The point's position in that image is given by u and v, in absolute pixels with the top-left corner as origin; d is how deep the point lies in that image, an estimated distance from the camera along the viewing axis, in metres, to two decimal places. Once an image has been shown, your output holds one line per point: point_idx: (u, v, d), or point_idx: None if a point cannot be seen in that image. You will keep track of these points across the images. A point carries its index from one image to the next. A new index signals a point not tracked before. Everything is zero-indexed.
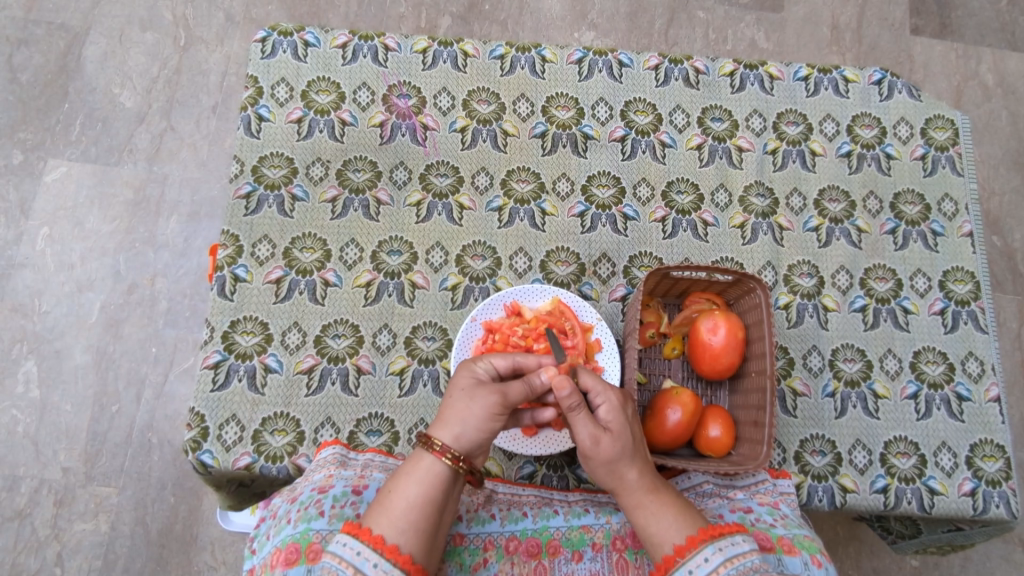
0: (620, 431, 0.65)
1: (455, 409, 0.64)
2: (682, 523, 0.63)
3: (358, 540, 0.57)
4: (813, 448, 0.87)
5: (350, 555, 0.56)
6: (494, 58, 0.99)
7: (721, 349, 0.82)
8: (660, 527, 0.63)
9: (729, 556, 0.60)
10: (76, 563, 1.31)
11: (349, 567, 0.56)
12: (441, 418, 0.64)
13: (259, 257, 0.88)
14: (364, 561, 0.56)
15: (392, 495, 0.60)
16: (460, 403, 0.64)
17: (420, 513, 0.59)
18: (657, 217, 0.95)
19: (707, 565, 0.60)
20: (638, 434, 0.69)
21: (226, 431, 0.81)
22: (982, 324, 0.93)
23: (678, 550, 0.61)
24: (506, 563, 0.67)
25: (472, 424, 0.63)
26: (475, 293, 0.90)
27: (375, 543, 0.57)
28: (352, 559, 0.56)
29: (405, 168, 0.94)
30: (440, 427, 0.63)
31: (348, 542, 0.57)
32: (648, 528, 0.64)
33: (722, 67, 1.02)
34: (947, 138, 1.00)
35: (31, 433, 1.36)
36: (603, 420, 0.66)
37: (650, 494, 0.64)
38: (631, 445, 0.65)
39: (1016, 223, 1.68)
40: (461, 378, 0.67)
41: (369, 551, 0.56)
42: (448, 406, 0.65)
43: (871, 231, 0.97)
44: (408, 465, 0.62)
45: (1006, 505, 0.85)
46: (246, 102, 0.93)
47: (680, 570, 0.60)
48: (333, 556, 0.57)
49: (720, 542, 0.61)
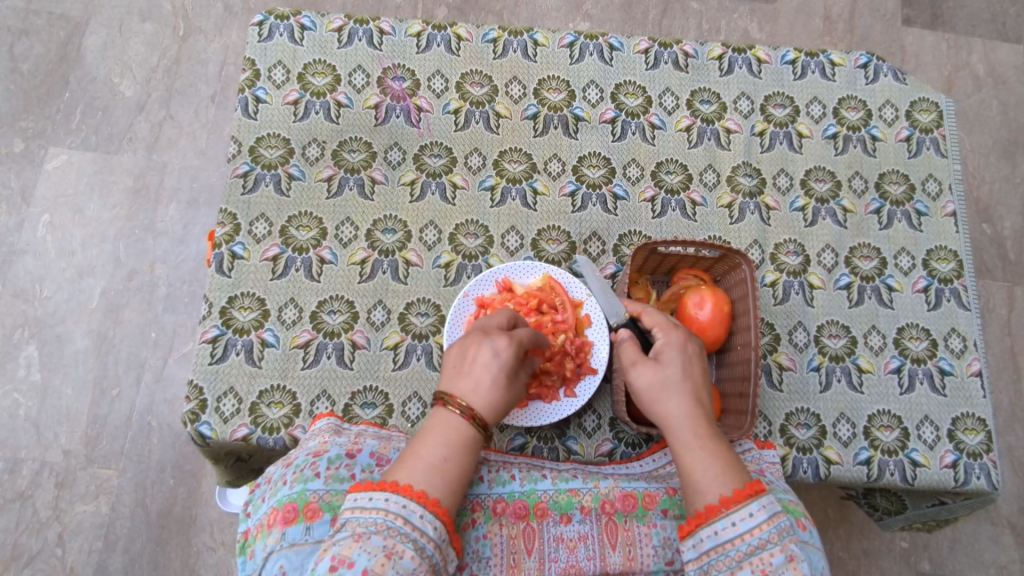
0: (667, 364, 0.73)
1: (491, 380, 0.67)
2: (728, 476, 0.64)
3: (401, 495, 0.59)
4: (798, 421, 0.89)
5: (396, 508, 0.58)
6: (487, 41, 1.01)
7: (708, 323, 0.84)
8: (705, 473, 0.65)
9: (771, 514, 0.62)
10: (78, 544, 1.33)
11: (397, 518, 0.57)
12: (475, 387, 0.66)
13: (257, 235, 0.90)
14: (411, 512, 0.58)
15: (425, 458, 0.62)
16: (491, 377, 0.67)
17: (449, 475, 0.62)
18: (646, 196, 0.97)
19: (751, 520, 0.62)
20: (699, 378, 0.73)
21: (224, 404, 0.83)
22: (964, 301, 0.95)
23: (723, 501, 0.63)
24: (494, 523, 0.69)
25: (502, 400, 0.67)
26: (468, 271, 0.93)
27: (420, 497, 0.59)
28: (398, 511, 0.58)
29: (400, 149, 0.96)
30: (473, 396, 0.66)
31: (391, 498, 0.58)
32: (692, 474, 0.65)
33: (711, 51, 1.03)
34: (931, 120, 1.02)
35: (33, 417, 1.38)
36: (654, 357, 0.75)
37: (699, 437, 0.67)
38: (679, 379, 0.72)
39: (1006, 211, 1.69)
40: (504, 355, 0.68)
41: (415, 504, 0.58)
42: (478, 374, 0.67)
43: (857, 211, 0.99)
44: (438, 428, 0.64)
45: (987, 476, 0.87)
46: (243, 84, 0.95)
47: (723, 521, 0.62)
48: (376, 510, 0.58)
49: (762, 500, 0.63)
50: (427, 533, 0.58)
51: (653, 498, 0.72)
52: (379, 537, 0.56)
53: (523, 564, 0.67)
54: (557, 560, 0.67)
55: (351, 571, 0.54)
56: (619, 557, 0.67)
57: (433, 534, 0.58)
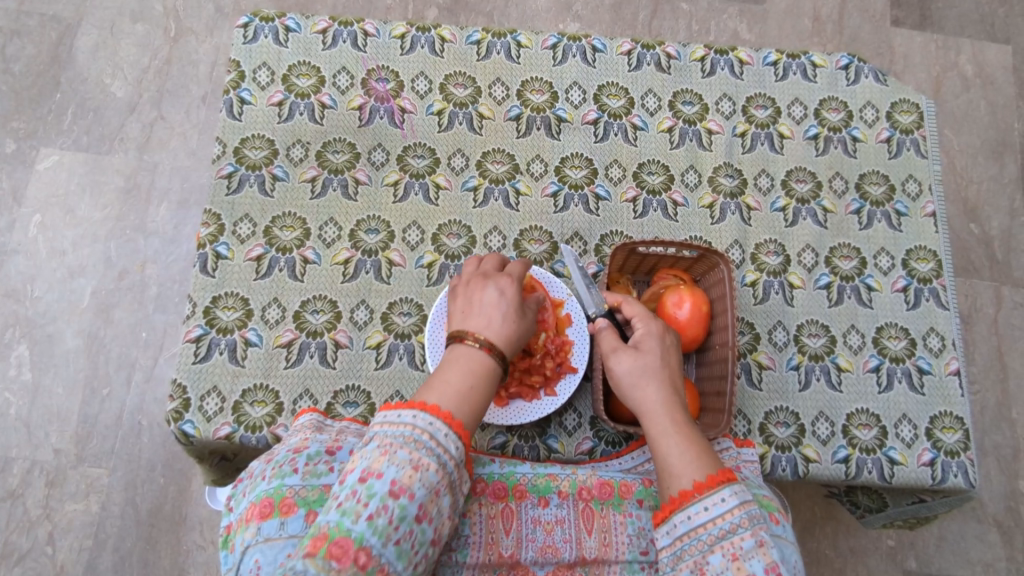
0: (647, 353, 0.75)
1: (500, 313, 0.71)
2: (703, 463, 0.66)
3: (428, 413, 0.60)
4: (777, 420, 0.89)
5: (422, 426, 0.59)
6: (471, 43, 1.02)
7: (686, 323, 0.84)
8: (682, 457, 0.66)
9: (743, 500, 0.62)
10: (68, 543, 1.33)
11: (424, 433, 0.59)
12: (489, 321, 0.70)
13: (241, 236, 0.91)
14: (437, 430, 0.60)
15: (448, 385, 0.64)
16: (506, 309, 0.72)
17: (471, 401, 0.64)
18: (628, 197, 0.97)
19: (722, 505, 0.62)
20: (674, 368, 0.76)
21: (207, 403, 0.83)
22: (943, 301, 0.96)
23: (696, 486, 0.64)
24: (473, 503, 0.70)
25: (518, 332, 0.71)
26: (450, 271, 0.93)
27: (445, 417, 0.61)
28: (425, 428, 0.59)
29: (383, 150, 0.97)
30: (490, 328, 0.70)
31: (418, 415, 0.60)
32: (668, 458, 0.67)
33: (693, 53, 1.04)
34: (912, 121, 1.03)
35: (24, 416, 1.39)
36: (634, 344, 0.77)
37: (676, 423, 0.69)
38: (658, 367, 0.74)
39: (994, 211, 1.70)
40: (510, 294, 0.74)
41: (440, 423, 0.60)
42: (486, 309, 0.71)
43: (837, 211, 1.00)
44: (457, 359, 0.67)
45: (964, 474, 0.88)
46: (228, 86, 0.96)
47: (695, 506, 0.63)
48: (404, 425, 0.59)
49: (734, 487, 0.63)
50: (450, 451, 0.60)
51: (629, 487, 0.73)
52: (406, 450, 0.58)
53: (501, 543, 0.67)
54: (534, 540, 0.68)
55: (380, 483, 0.56)
56: (594, 542, 0.68)
57: (455, 453, 0.60)
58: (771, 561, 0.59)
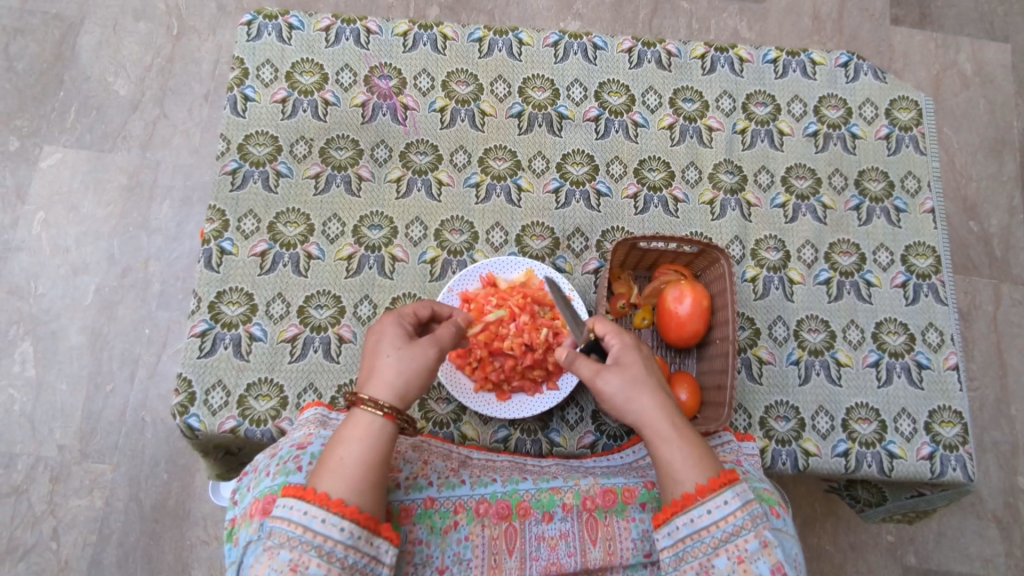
0: (632, 365, 0.72)
1: (381, 363, 0.69)
2: (705, 465, 0.66)
3: (303, 501, 0.60)
4: (777, 414, 0.90)
5: (298, 516, 0.59)
6: (473, 40, 1.02)
7: (687, 317, 0.85)
8: (685, 462, 0.66)
9: (745, 501, 0.64)
10: (72, 538, 1.34)
11: (297, 527, 0.59)
12: (376, 376, 0.68)
13: (245, 231, 0.91)
14: (312, 519, 0.59)
15: (334, 461, 0.63)
16: (396, 360, 0.69)
17: (364, 471, 0.63)
18: (629, 193, 0.98)
19: (725, 507, 0.64)
20: (658, 375, 0.74)
21: (213, 396, 0.84)
22: (942, 296, 0.97)
23: (699, 490, 0.64)
24: (476, 525, 0.71)
25: (414, 380, 0.69)
26: (453, 266, 0.94)
27: (320, 501, 0.60)
28: (300, 520, 0.59)
29: (386, 146, 0.97)
30: (377, 384, 0.67)
31: (295, 505, 0.60)
32: (672, 463, 0.66)
33: (694, 50, 1.05)
34: (911, 118, 1.04)
35: (28, 412, 1.40)
36: (614, 358, 0.73)
37: (677, 428, 0.68)
38: (647, 377, 0.71)
39: (993, 209, 1.71)
40: (390, 333, 0.71)
41: (315, 509, 0.59)
42: (376, 360, 0.70)
43: (836, 208, 1.01)
44: (346, 424, 0.66)
45: (963, 468, 0.88)
46: (232, 82, 0.96)
47: (698, 509, 0.64)
48: (281, 521, 0.60)
49: (737, 488, 0.64)
50: (332, 536, 0.59)
51: (632, 492, 0.74)
52: (286, 551, 0.59)
53: (505, 564, 0.69)
54: (538, 559, 0.70)
55: None
56: (599, 552, 0.70)
57: (340, 536, 0.59)
58: (775, 560, 0.62)
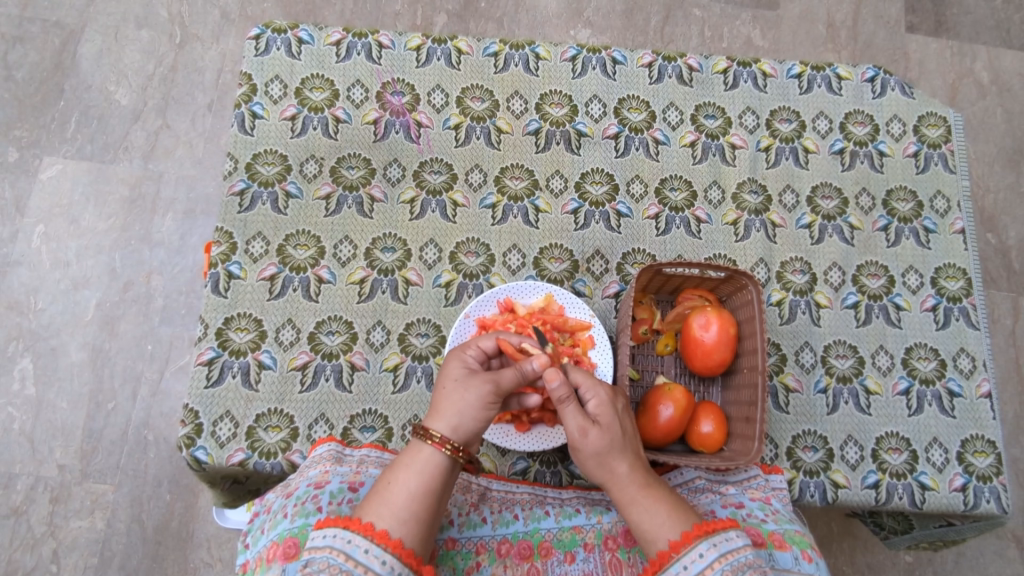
0: (609, 425, 0.66)
1: (451, 399, 0.66)
2: (677, 520, 0.63)
3: (348, 530, 0.57)
4: (804, 444, 0.86)
5: (341, 544, 0.57)
6: (488, 55, 0.99)
7: (713, 345, 0.82)
8: (652, 522, 0.63)
9: (723, 552, 0.60)
10: (73, 560, 1.31)
11: (340, 554, 0.56)
12: (436, 409, 0.66)
13: (253, 254, 0.88)
14: (355, 548, 0.57)
15: (390, 492, 0.60)
16: (454, 394, 0.66)
17: (417, 508, 0.60)
18: (650, 214, 0.95)
19: (702, 561, 0.60)
20: (630, 429, 0.69)
21: (220, 428, 0.81)
22: (974, 320, 0.93)
23: (673, 546, 0.61)
24: (498, 565, 0.68)
25: (469, 413, 0.65)
26: (468, 290, 0.91)
27: (365, 530, 0.57)
28: (343, 547, 0.57)
29: (399, 165, 0.94)
30: (437, 418, 0.65)
31: (339, 533, 0.57)
32: (640, 525, 0.63)
33: (716, 65, 1.02)
34: (939, 135, 1.01)
35: (27, 431, 1.36)
36: (592, 413, 0.67)
37: (644, 488, 0.65)
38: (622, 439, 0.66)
39: (1011, 220, 1.67)
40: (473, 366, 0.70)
41: (359, 538, 0.57)
42: (443, 397, 0.67)
43: (864, 228, 0.97)
44: (407, 456, 0.63)
45: (997, 500, 0.84)
46: (240, 99, 0.94)
47: (675, 566, 0.60)
48: (322, 549, 0.57)
49: (714, 539, 0.61)
50: (373, 568, 0.56)
51: None
52: None
53: None
54: None
55: None
56: None
57: (381, 569, 0.56)
58: None
